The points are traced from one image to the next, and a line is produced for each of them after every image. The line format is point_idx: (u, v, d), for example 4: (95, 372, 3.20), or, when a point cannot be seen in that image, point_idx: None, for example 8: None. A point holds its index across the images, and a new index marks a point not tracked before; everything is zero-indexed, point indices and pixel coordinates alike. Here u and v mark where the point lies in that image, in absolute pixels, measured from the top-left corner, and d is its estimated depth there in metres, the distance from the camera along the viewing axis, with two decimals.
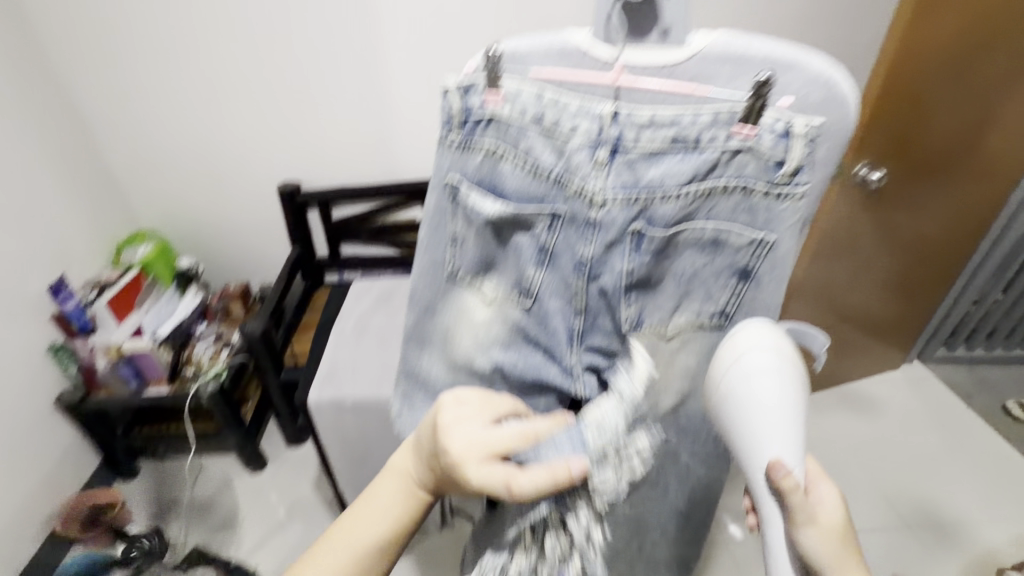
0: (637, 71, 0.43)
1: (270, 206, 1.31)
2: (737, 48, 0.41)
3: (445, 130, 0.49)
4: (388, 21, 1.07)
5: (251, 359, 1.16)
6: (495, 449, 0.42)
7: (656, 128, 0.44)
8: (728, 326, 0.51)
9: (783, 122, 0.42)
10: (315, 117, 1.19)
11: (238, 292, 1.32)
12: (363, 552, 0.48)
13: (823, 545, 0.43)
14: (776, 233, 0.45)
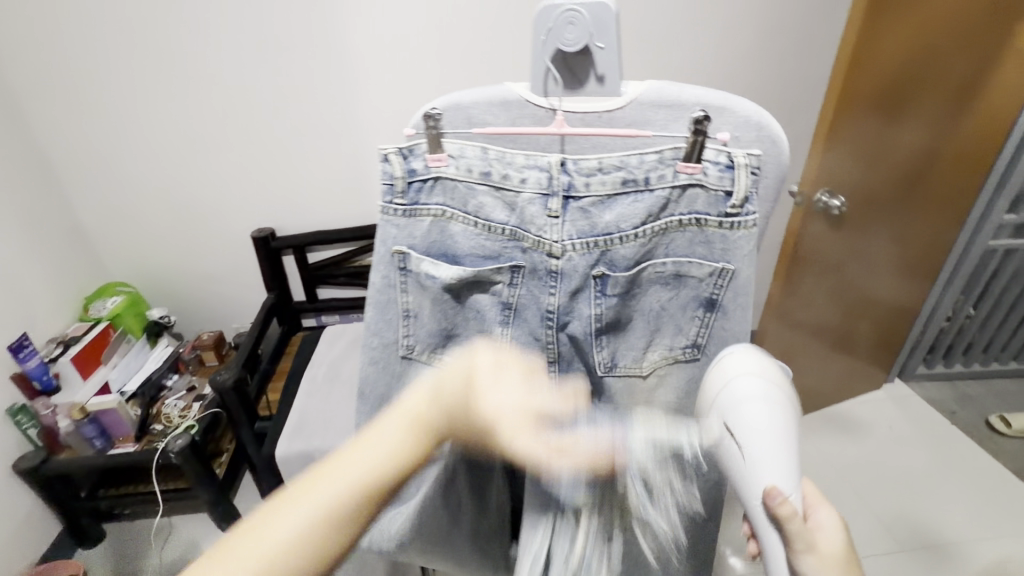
0: (577, 118, 0.44)
1: (245, 253, 1.31)
2: (670, 94, 0.42)
3: (388, 198, 0.48)
4: (359, 71, 1.10)
5: (224, 411, 1.12)
6: (534, 414, 0.44)
7: (604, 172, 0.44)
8: (702, 357, 0.50)
9: (725, 155, 0.42)
10: (290, 164, 1.20)
11: (211, 342, 1.28)
12: (351, 496, 0.37)
13: (826, 575, 0.39)
14: (734, 262, 0.45)
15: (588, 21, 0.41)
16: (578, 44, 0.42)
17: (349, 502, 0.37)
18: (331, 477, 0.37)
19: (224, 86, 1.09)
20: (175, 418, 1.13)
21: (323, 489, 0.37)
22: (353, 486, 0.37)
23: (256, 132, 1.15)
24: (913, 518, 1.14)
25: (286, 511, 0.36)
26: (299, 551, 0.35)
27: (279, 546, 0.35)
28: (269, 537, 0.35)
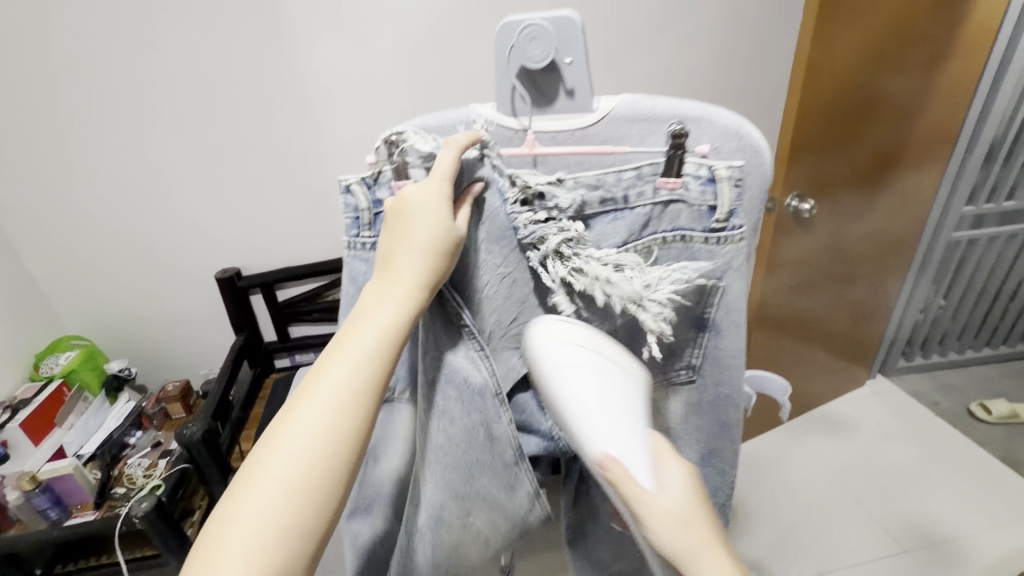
0: (548, 138, 0.42)
1: (209, 296, 1.25)
2: (645, 108, 0.41)
3: (355, 231, 0.46)
4: (319, 103, 1.07)
5: (193, 466, 1.03)
6: (447, 245, 0.41)
7: (582, 193, 0.42)
8: (698, 379, 0.48)
9: (706, 168, 0.40)
10: (252, 200, 1.16)
11: (177, 392, 1.20)
12: (330, 417, 0.36)
13: (671, 538, 0.36)
14: (725, 279, 0.43)
15: (553, 34, 0.39)
16: (545, 59, 0.40)
17: (340, 411, 0.36)
18: (302, 411, 0.36)
19: (178, 125, 1.05)
20: (138, 479, 1.05)
21: (313, 406, 0.36)
22: (341, 394, 0.37)
23: (216, 170, 1.11)
24: (911, 514, 1.14)
25: (290, 425, 0.36)
26: (312, 468, 0.35)
27: (267, 495, 0.34)
28: (257, 488, 0.34)
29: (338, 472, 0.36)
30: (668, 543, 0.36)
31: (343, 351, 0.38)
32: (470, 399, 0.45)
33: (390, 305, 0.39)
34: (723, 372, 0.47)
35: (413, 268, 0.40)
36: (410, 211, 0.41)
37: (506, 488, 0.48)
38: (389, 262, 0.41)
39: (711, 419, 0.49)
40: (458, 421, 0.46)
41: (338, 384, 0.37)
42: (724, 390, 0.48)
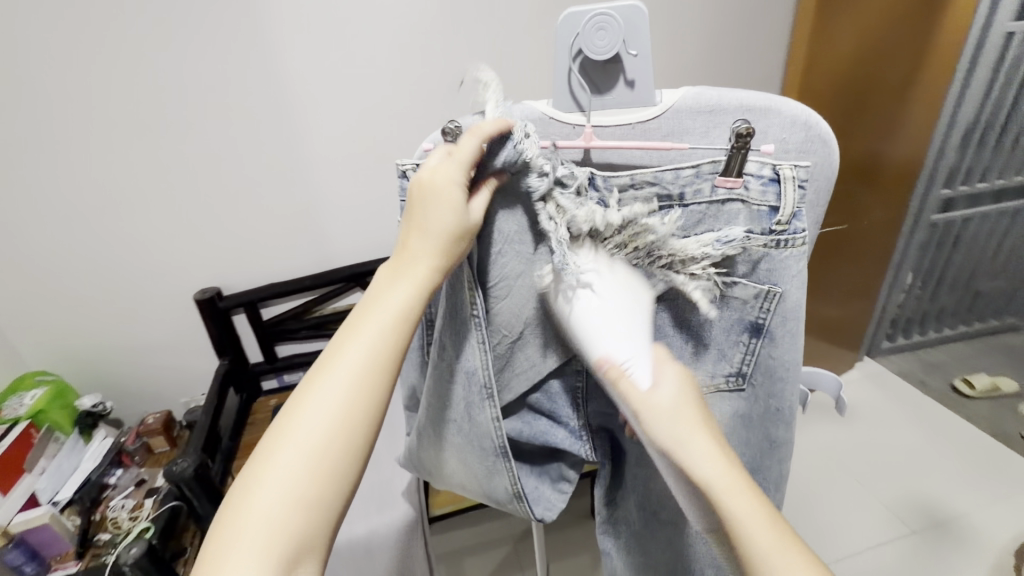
0: (606, 131, 0.41)
1: (188, 319, 1.17)
2: (708, 101, 0.40)
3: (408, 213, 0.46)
4: (298, 110, 1.02)
5: (184, 504, 0.97)
6: (464, 234, 0.39)
7: (637, 188, 0.41)
8: (745, 387, 0.45)
9: (770, 168, 0.38)
10: (230, 216, 1.08)
11: (159, 424, 1.12)
12: (339, 412, 0.34)
13: (661, 426, 0.37)
14: (782, 284, 0.41)
15: (620, 25, 0.38)
16: (610, 51, 0.39)
17: (352, 403, 0.35)
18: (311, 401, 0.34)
19: (149, 138, 0.98)
20: (125, 523, 0.97)
21: (322, 396, 0.34)
22: (350, 389, 0.35)
23: (192, 185, 1.04)
24: (917, 495, 1.16)
25: (300, 415, 0.34)
26: (321, 463, 0.33)
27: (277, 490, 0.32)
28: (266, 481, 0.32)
29: (346, 457, 0.34)
30: (659, 430, 0.37)
31: (353, 336, 0.36)
32: (466, 381, 0.46)
33: (406, 290, 0.37)
34: (773, 383, 0.45)
35: (428, 255, 0.38)
36: (433, 185, 0.38)
37: (487, 469, 0.50)
38: (404, 245, 0.39)
39: (756, 432, 0.48)
40: (461, 399, 0.47)
41: (352, 376, 0.35)
42: (772, 403, 0.46)
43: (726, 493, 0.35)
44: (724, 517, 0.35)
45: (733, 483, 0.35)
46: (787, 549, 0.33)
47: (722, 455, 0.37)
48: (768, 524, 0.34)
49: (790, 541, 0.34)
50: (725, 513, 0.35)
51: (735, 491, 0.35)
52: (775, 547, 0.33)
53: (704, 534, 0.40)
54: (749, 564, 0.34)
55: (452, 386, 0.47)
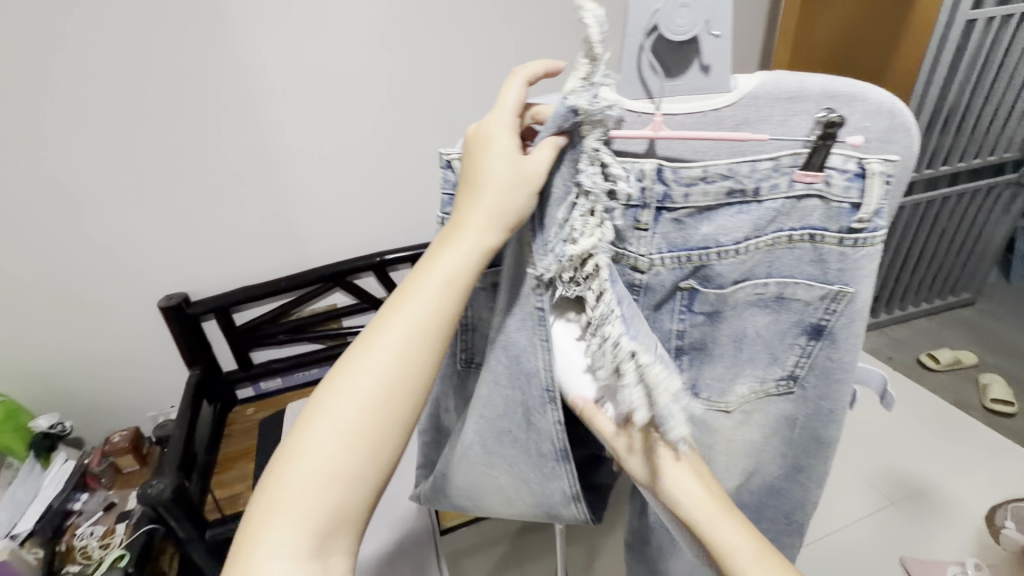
0: (674, 121, 0.35)
1: (153, 327, 1.08)
2: (789, 88, 0.33)
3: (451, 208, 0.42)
4: (265, 96, 0.95)
5: (160, 526, 0.90)
6: (522, 190, 0.36)
7: (709, 182, 0.36)
8: (795, 389, 0.44)
9: (855, 162, 0.34)
10: (194, 215, 1.00)
11: (127, 442, 1.03)
12: (383, 384, 0.34)
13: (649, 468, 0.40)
14: (854, 284, 0.38)
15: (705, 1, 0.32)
16: (689, 33, 0.33)
17: (400, 365, 0.35)
18: (355, 371, 0.35)
19: (102, 133, 0.89)
20: (95, 552, 0.90)
21: (367, 367, 0.35)
22: (393, 360, 0.35)
23: (152, 184, 0.95)
24: (895, 468, 1.21)
25: (341, 383, 0.35)
26: (361, 434, 0.34)
27: (321, 457, 0.33)
28: (310, 449, 0.33)
29: (389, 432, 0.35)
30: (640, 462, 0.40)
31: (401, 306, 0.36)
32: (514, 374, 0.44)
33: (456, 254, 0.36)
34: (828, 385, 0.43)
35: (479, 220, 0.36)
36: (489, 138, 0.37)
37: (543, 471, 0.46)
38: (458, 207, 0.38)
39: (806, 433, 0.46)
40: (511, 394, 0.44)
41: (395, 345, 0.35)
42: (826, 405, 0.44)
43: (702, 518, 0.39)
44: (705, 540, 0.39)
45: (713, 508, 0.39)
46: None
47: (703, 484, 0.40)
48: (760, 556, 0.37)
49: (769, 556, 0.37)
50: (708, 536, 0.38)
51: (717, 515, 0.39)
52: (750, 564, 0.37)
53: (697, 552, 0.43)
54: None
55: (498, 382, 0.44)
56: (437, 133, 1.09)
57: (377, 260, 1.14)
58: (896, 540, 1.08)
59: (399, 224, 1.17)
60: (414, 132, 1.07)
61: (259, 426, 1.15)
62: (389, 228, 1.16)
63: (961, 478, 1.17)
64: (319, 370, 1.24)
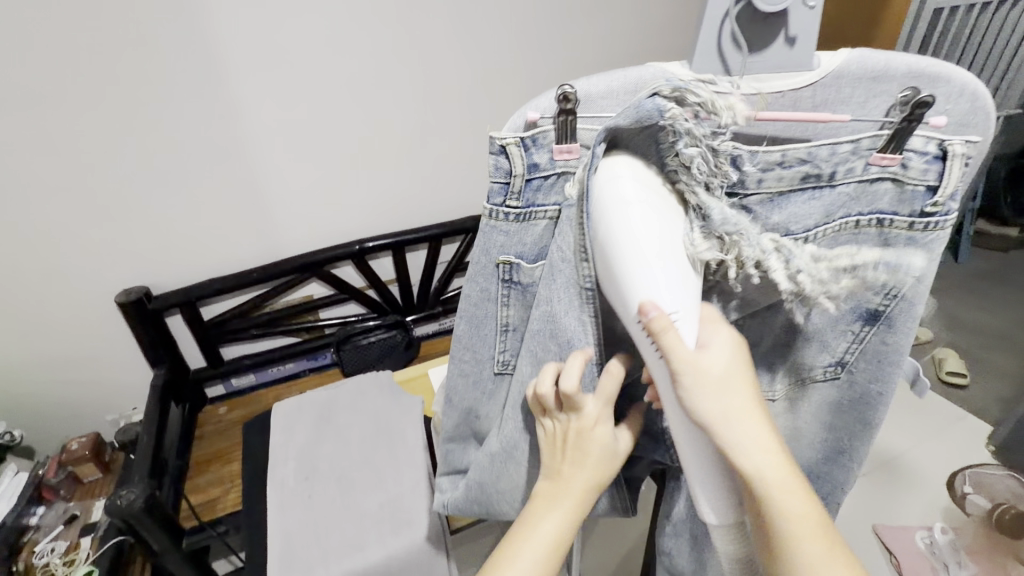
0: (752, 101, 0.35)
1: (111, 324, 1.00)
2: (875, 66, 0.34)
3: (500, 199, 0.38)
4: (223, 69, 0.86)
5: (133, 538, 0.84)
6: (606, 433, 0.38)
7: (786, 167, 0.35)
8: (843, 374, 0.45)
9: (936, 143, 0.34)
10: (151, 201, 0.92)
11: (87, 449, 0.96)
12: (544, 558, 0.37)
13: (712, 400, 0.31)
14: (919, 269, 0.38)
15: None
16: (783, 4, 0.32)
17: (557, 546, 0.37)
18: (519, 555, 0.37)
19: (39, 112, 0.79)
20: (59, 569, 0.84)
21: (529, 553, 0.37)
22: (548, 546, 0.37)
23: (102, 171, 0.86)
24: None
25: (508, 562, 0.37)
26: None
27: None
28: None
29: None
30: (708, 402, 0.31)
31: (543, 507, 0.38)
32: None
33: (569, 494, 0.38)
34: (878, 368, 0.44)
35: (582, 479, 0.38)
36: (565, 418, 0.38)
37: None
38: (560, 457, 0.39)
39: (852, 416, 0.47)
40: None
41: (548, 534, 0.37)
42: (875, 388, 0.45)
43: (772, 485, 0.31)
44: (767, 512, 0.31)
45: (783, 472, 0.31)
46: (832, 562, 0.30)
47: (774, 441, 0.32)
48: (822, 538, 0.30)
49: (835, 546, 0.30)
50: (776, 509, 0.30)
51: (784, 480, 0.31)
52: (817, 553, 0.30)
53: (720, 523, 0.35)
54: None
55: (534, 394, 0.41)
56: (415, 111, 1.03)
57: (357, 248, 1.09)
58: (870, 508, 1.14)
59: (377, 210, 1.11)
60: (390, 112, 1.01)
61: (235, 426, 1.09)
62: (368, 215, 1.11)
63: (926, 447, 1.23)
64: (295, 364, 1.18)
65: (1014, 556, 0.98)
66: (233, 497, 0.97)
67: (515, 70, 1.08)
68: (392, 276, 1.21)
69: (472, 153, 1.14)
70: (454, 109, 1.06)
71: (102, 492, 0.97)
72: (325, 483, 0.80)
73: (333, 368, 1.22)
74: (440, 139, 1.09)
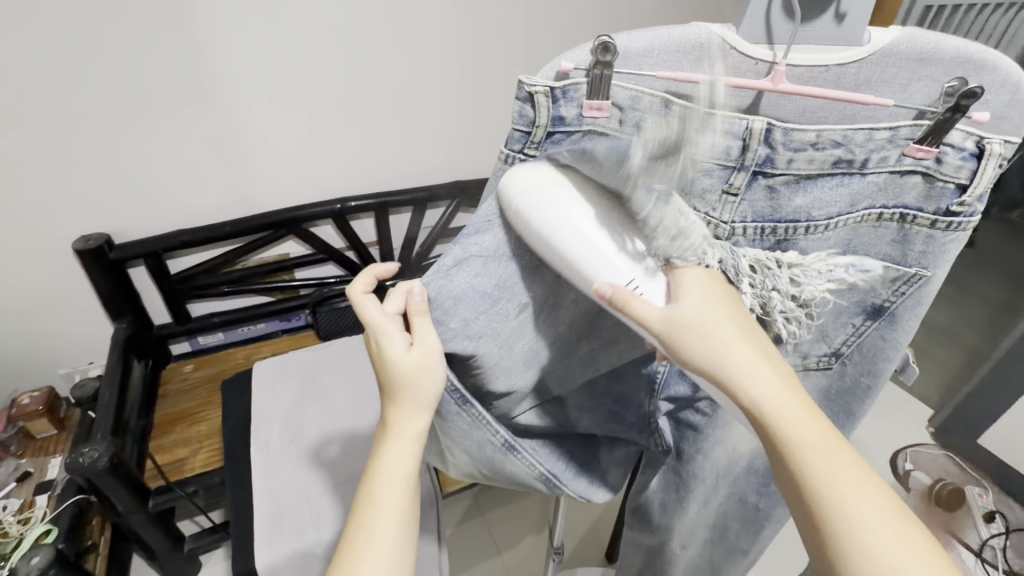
0: (793, 73, 0.34)
1: (67, 273, 0.93)
2: (924, 47, 0.32)
3: (517, 146, 0.36)
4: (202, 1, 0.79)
5: (94, 497, 0.81)
6: (424, 369, 0.36)
7: (818, 149, 0.35)
8: (835, 365, 0.47)
9: (974, 140, 0.34)
10: (113, 140, 0.84)
11: (41, 404, 0.90)
12: (404, 501, 0.37)
13: (695, 347, 0.32)
14: (933, 268, 0.39)
15: None
16: None
17: (409, 483, 0.38)
18: (381, 500, 0.36)
19: None
20: (12, 529, 0.79)
21: (388, 497, 0.37)
22: (402, 490, 0.37)
23: (63, 104, 0.79)
24: None
25: (371, 511, 0.36)
26: (398, 545, 0.36)
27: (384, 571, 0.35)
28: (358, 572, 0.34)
29: (409, 533, 0.37)
30: (697, 344, 0.32)
31: (387, 451, 0.38)
32: (496, 315, 0.38)
33: (407, 443, 0.38)
34: (871, 363, 0.46)
35: (417, 418, 0.38)
36: (380, 350, 0.37)
37: (469, 416, 0.40)
38: (389, 407, 0.38)
39: (835, 406, 0.50)
40: (473, 339, 0.38)
41: (402, 476, 0.37)
42: (866, 381, 0.47)
43: (776, 418, 0.31)
44: (777, 441, 0.31)
45: (787, 399, 0.31)
46: (871, 497, 0.29)
47: (772, 372, 0.32)
48: (853, 473, 0.30)
49: (862, 479, 0.30)
50: (790, 447, 0.31)
51: (790, 413, 0.31)
52: (838, 468, 0.30)
53: None
54: (831, 529, 0.29)
55: (478, 339, 0.38)
56: (409, 66, 0.98)
57: (337, 207, 1.03)
58: None
59: (362, 168, 1.06)
60: (383, 64, 0.96)
61: (202, 385, 1.04)
62: (350, 172, 1.06)
63: (874, 425, 1.33)
64: (267, 325, 1.14)
65: (945, 530, 1.11)
66: (201, 459, 0.93)
67: (514, 32, 1.03)
68: (372, 238, 1.17)
69: (465, 116, 1.10)
70: (450, 68, 1.02)
71: (57, 450, 0.92)
72: (310, 446, 0.79)
73: (306, 330, 1.18)
74: (433, 100, 1.04)
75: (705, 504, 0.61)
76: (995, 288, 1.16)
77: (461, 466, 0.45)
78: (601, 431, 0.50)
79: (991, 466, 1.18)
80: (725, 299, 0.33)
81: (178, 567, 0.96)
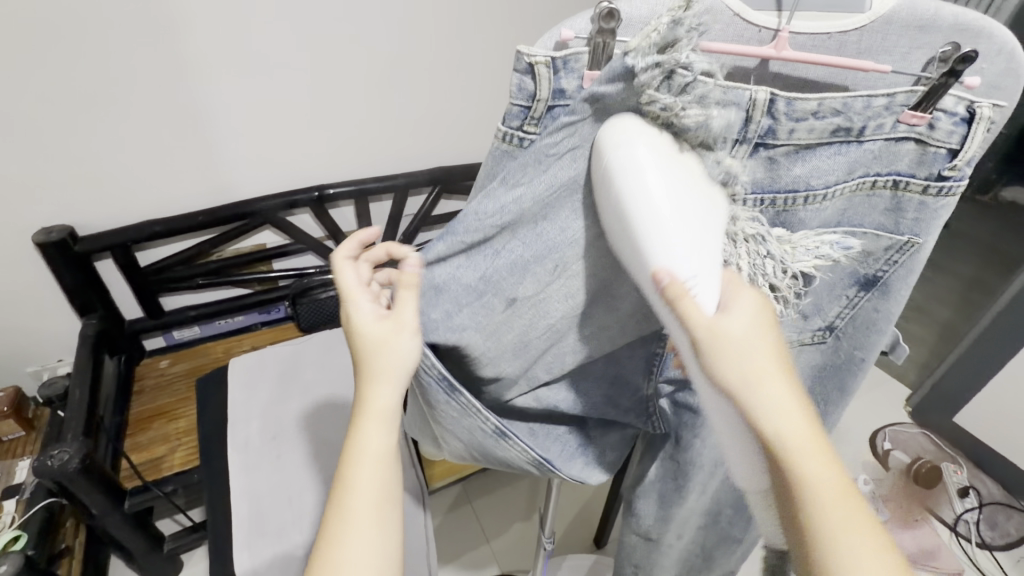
0: (796, 41, 0.33)
1: (29, 268, 0.88)
2: (924, 13, 0.32)
3: (516, 122, 0.33)
4: None
5: (66, 500, 0.79)
6: (402, 335, 0.36)
7: (819, 117, 0.33)
8: (829, 339, 0.46)
9: (965, 105, 0.33)
10: (71, 127, 0.79)
11: (6, 405, 0.86)
12: (382, 483, 0.35)
13: (730, 365, 0.30)
14: (924, 236, 0.38)
15: None
16: None
17: (385, 465, 0.35)
18: (358, 484, 0.34)
19: None
20: None
21: (365, 481, 0.34)
22: (378, 471, 0.35)
23: (13, 88, 0.74)
24: None
25: (348, 499, 0.34)
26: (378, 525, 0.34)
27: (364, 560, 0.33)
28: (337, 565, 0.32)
29: (391, 516, 0.35)
30: (728, 363, 0.30)
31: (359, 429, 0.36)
32: (480, 309, 0.37)
33: (380, 419, 0.36)
34: (863, 336, 0.46)
35: (390, 392, 0.36)
36: (355, 318, 0.37)
37: (458, 404, 0.40)
38: (359, 380, 0.37)
39: (830, 380, 0.50)
40: (455, 331, 0.38)
41: (375, 452, 0.35)
42: (858, 353, 0.47)
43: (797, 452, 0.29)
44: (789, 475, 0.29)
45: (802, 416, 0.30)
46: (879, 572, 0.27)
47: (799, 403, 0.30)
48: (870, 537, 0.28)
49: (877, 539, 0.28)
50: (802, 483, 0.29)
51: (813, 450, 0.29)
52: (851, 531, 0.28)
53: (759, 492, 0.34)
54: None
55: (460, 332, 0.38)
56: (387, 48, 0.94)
57: (317, 194, 1.00)
58: None
59: (341, 154, 1.03)
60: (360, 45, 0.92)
61: (177, 379, 1.01)
62: (330, 158, 1.02)
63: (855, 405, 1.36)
64: (245, 317, 1.10)
65: (923, 507, 1.14)
66: (179, 457, 0.90)
67: (496, 9, 0.99)
68: (353, 226, 1.14)
69: (448, 99, 1.06)
70: (432, 48, 0.98)
71: (26, 451, 0.89)
72: (291, 444, 0.77)
73: (287, 322, 1.15)
74: (414, 82, 1.01)
75: (699, 491, 0.60)
76: (972, 270, 1.19)
77: (453, 448, 0.46)
78: (590, 411, 0.49)
79: (968, 444, 1.21)
80: (770, 328, 0.31)
81: (159, 567, 0.94)
